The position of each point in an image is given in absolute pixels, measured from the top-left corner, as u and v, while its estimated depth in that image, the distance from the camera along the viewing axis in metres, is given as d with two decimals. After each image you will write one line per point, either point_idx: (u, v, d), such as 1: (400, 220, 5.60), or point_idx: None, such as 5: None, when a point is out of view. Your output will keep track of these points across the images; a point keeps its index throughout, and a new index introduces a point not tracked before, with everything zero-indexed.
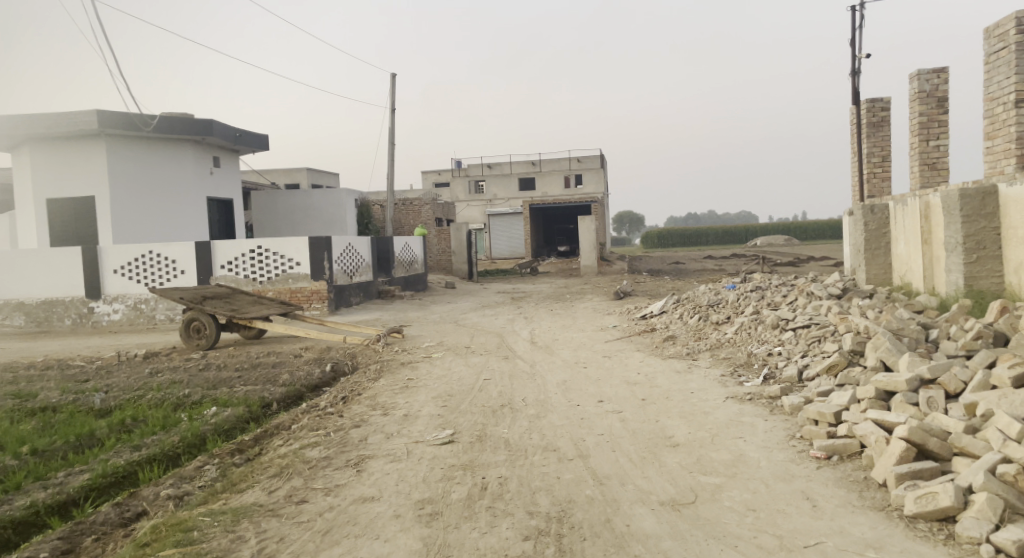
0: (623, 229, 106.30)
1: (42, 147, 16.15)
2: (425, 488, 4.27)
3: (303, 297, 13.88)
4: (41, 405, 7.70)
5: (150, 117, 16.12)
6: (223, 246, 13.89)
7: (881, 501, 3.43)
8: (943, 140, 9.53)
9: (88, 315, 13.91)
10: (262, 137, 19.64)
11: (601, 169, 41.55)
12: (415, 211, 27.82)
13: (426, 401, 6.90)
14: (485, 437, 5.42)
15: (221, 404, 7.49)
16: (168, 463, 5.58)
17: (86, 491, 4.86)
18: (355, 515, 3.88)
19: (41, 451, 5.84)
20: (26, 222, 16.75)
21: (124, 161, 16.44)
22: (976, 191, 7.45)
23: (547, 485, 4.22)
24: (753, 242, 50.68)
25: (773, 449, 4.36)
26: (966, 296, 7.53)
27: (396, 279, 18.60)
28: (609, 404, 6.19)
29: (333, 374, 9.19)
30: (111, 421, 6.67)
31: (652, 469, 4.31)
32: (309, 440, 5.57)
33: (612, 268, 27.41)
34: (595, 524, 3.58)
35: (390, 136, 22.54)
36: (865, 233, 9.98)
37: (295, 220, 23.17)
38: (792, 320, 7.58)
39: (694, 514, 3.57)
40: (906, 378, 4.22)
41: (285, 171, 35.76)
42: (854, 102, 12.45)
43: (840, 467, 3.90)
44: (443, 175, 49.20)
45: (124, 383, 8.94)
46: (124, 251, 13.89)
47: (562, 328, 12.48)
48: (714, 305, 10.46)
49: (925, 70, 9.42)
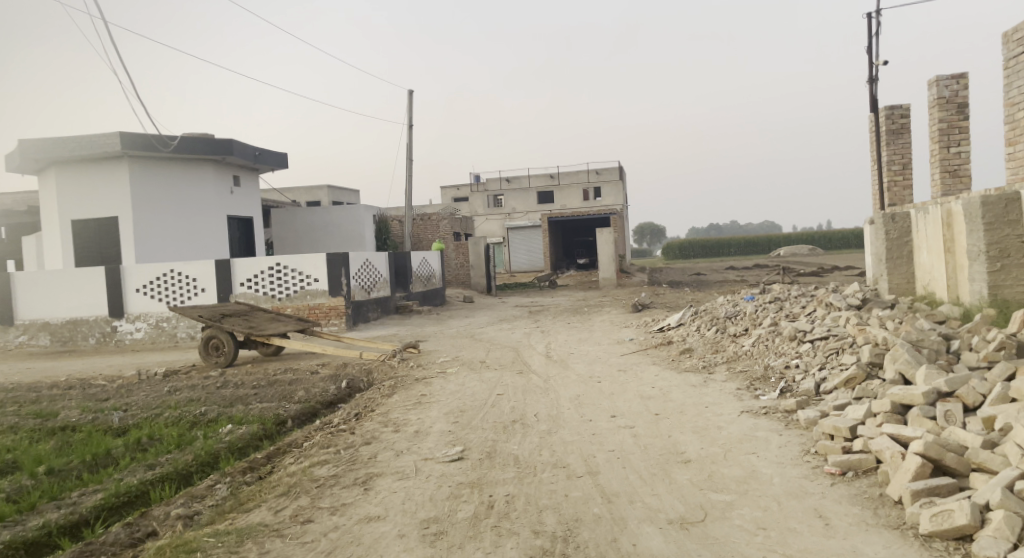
0: (644, 241, 105.78)
1: (67, 170, 16.52)
2: (431, 507, 4.23)
3: (320, 314, 13.96)
4: (61, 424, 7.80)
5: (171, 138, 16.41)
6: (243, 264, 14.05)
7: (896, 519, 3.31)
8: (964, 146, 9.35)
9: (111, 334, 14.12)
10: (281, 156, 19.91)
11: (619, 182, 41.43)
12: (432, 226, 27.95)
13: (438, 417, 6.87)
14: (495, 454, 5.38)
15: (236, 421, 7.54)
16: (181, 482, 5.61)
17: (99, 511, 4.89)
18: (359, 535, 3.85)
19: (57, 471, 5.90)
20: (52, 243, 17.10)
21: (146, 181, 16.74)
22: (999, 198, 7.29)
23: (553, 503, 4.15)
24: (776, 252, 50.16)
25: (786, 465, 4.25)
26: (991, 305, 7.35)
27: (414, 294, 18.65)
28: (622, 419, 6.10)
29: (348, 391, 9.21)
30: (128, 440, 6.74)
31: (662, 486, 4.23)
32: (320, 458, 5.56)
33: (632, 280, 27.23)
34: (601, 543, 3.51)
35: (408, 151, 22.72)
36: (886, 242, 9.80)
37: (314, 237, 23.41)
38: (810, 331, 7.44)
39: (702, 533, 3.47)
40: (923, 391, 4.10)
41: (304, 188, 36.20)
42: (872, 109, 12.27)
43: (855, 484, 3.78)
44: (462, 189, 49.42)
45: (143, 401, 9.04)
46: (146, 270, 14.11)
47: (579, 341, 12.38)
48: (732, 317, 10.32)
49: (943, 76, 9.26)
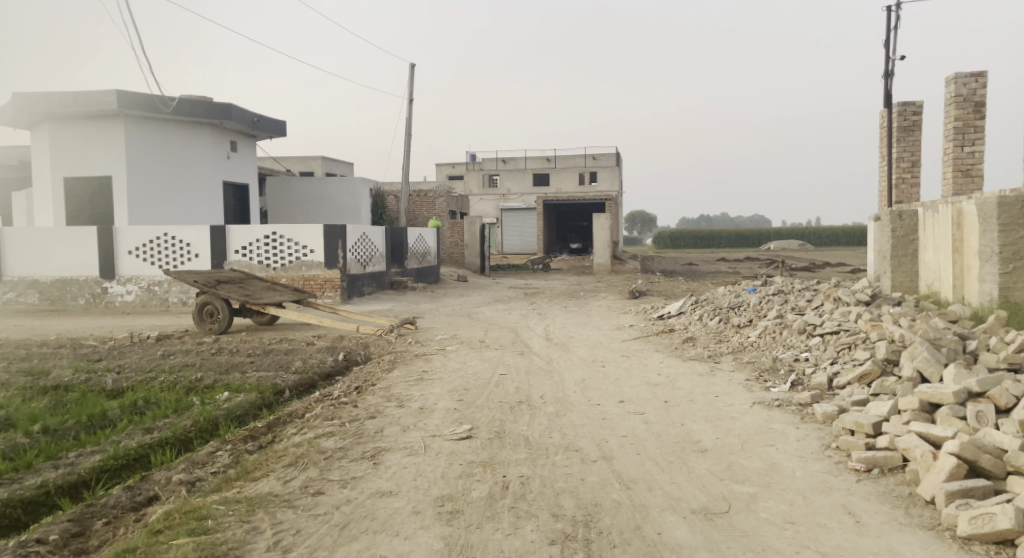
0: (635, 229, 105.70)
1: (62, 125, 16.13)
2: (445, 485, 4.12)
3: (316, 285, 13.77)
4: (54, 383, 7.63)
5: (170, 99, 16.07)
6: (238, 231, 13.80)
7: (930, 519, 3.24)
8: (978, 146, 9.25)
9: (101, 295, 13.87)
10: (280, 124, 19.56)
11: (616, 168, 41.28)
12: (428, 203, 27.76)
13: (441, 395, 6.75)
14: (504, 435, 5.27)
15: (233, 388, 7.40)
16: (180, 447, 5.47)
17: (97, 473, 4.76)
18: (373, 510, 3.74)
19: (53, 430, 5.75)
20: (43, 199, 16.74)
21: (142, 142, 16.39)
22: (1015, 200, 7.22)
23: (571, 487, 4.05)
24: (767, 245, 50.23)
25: (808, 459, 4.18)
26: (1001, 307, 7.30)
27: (409, 270, 18.46)
28: (631, 405, 6.03)
29: (346, 364, 9.07)
30: (124, 402, 6.59)
31: (681, 474, 4.15)
32: (324, 430, 5.44)
33: (626, 268, 27.09)
34: (624, 531, 3.41)
35: (408, 125, 22.42)
36: (893, 239, 9.74)
37: (310, 208, 23.11)
38: (820, 325, 7.37)
39: (729, 524, 3.39)
40: (953, 390, 4.02)
41: (298, 158, 35.79)
42: (885, 104, 12.13)
43: (882, 482, 3.72)
44: (457, 167, 49.05)
45: (136, 364, 8.86)
46: (140, 232, 13.83)
47: (577, 325, 12.30)
48: (735, 308, 10.26)
49: (962, 74, 9.16)
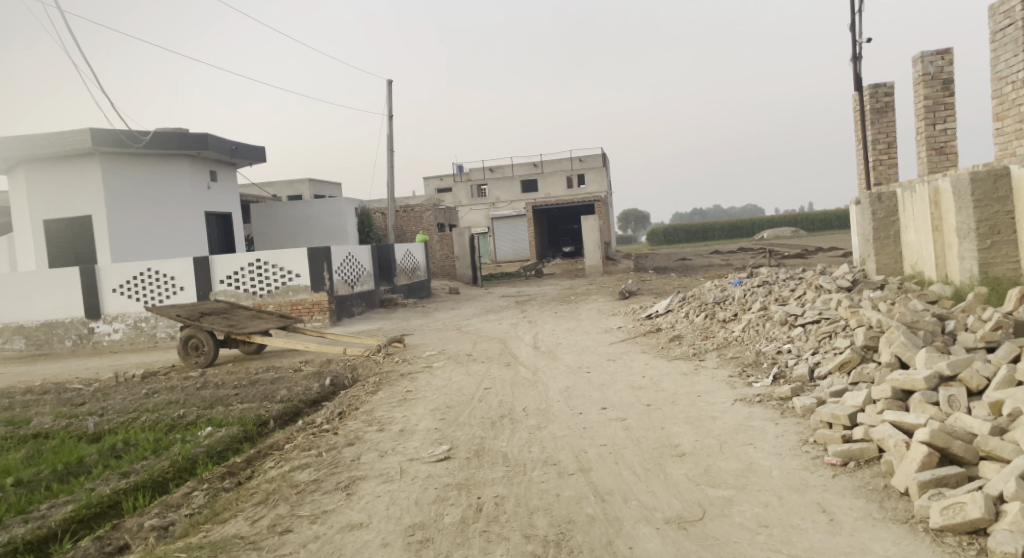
0: (629, 229, 105.57)
1: (38, 169, 16.05)
2: (417, 512, 4.03)
3: (303, 309, 13.68)
4: (34, 431, 7.50)
5: (143, 133, 15.99)
6: (221, 261, 13.69)
7: (904, 512, 3.16)
8: (950, 123, 9.23)
9: (88, 335, 13.75)
10: (258, 149, 19.49)
11: (603, 168, 41.28)
12: (415, 218, 27.70)
13: (423, 415, 6.66)
14: (483, 452, 5.18)
15: (216, 423, 7.29)
16: (156, 490, 5.36)
17: (68, 524, 4.66)
18: (340, 545, 3.66)
19: (26, 482, 5.63)
20: (24, 244, 16.63)
21: (120, 178, 16.29)
22: (988, 173, 7.18)
23: (545, 504, 3.96)
24: (760, 235, 50.12)
25: (785, 456, 4.10)
26: (982, 284, 7.25)
27: (399, 287, 18.37)
28: (613, 411, 5.94)
29: (332, 389, 8.97)
30: (102, 446, 6.48)
31: (657, 482, 4.06)
32: (301, 461, 5.35)
33: (619, 268, 26.94)
34: (595, 547, 3.33)
35: (388, 142, 22.38)
36: (873, 222, 9.69)
37: (296, 232, 23.03)
38: (802, 314, 7.30)
39: (701, 532, 3.31)
40: (925, 376, 3.95)
41: (285, 184, 35.79)
42: (857, 87, 12.11)
43: (858, 475, 3.63)
44: (445, 180, 49.07)
45: (119, 405, 8.75)
46: (122, 269, 13.71)
47: (567, 331, 12.20)
48: (721, 302, 10.20)
49: (928, 53, 9.12)
